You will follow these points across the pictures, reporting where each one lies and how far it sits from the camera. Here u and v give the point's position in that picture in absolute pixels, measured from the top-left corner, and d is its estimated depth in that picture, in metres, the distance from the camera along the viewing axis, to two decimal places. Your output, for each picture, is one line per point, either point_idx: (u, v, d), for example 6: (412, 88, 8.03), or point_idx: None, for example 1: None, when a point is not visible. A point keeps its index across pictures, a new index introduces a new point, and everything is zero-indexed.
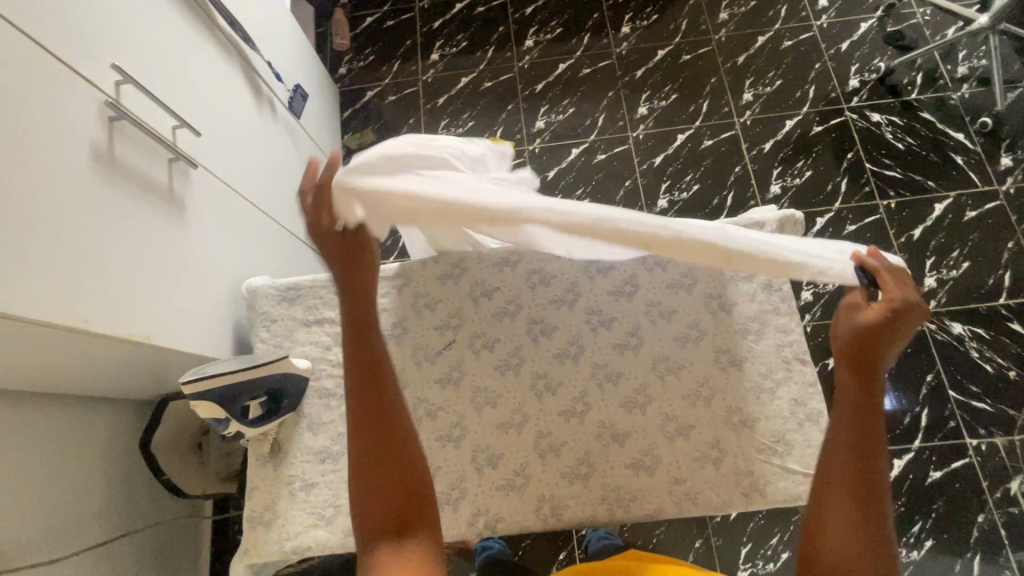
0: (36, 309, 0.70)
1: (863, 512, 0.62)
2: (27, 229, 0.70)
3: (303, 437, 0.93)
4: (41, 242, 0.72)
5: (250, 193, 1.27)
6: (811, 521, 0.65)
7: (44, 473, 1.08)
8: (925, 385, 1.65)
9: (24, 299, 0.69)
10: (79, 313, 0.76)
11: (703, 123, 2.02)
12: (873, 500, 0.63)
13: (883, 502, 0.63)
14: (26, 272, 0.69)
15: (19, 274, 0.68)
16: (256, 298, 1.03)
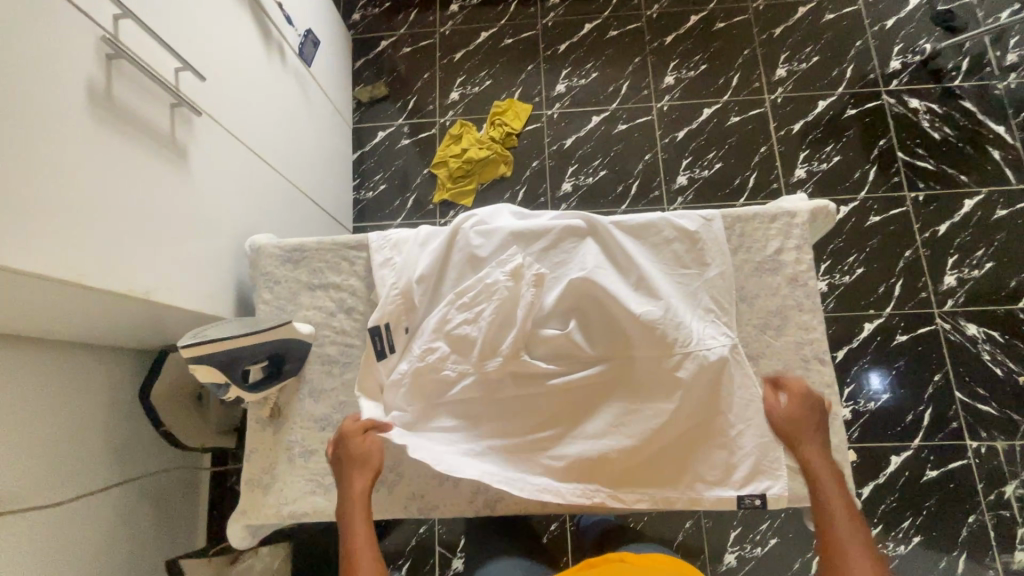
0: (31, 260, 0.66)
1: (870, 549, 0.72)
2: (15, 174, 0.66)
3: (304, 403, 0.91)
4: (31, 188, 0.68)
5: (255, 144, 1.22)
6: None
7: (45, 419, 1.07)
8: (931, 384, 1.64)
9: (17, 249, 0.65)
10: (76, 266, 0.73)
11: (732, 97, 1.92)
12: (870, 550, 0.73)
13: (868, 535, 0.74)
14: (17, 219, 0.65)
15: (10, 221, 0.64)
16: (260, 257, 0.99)
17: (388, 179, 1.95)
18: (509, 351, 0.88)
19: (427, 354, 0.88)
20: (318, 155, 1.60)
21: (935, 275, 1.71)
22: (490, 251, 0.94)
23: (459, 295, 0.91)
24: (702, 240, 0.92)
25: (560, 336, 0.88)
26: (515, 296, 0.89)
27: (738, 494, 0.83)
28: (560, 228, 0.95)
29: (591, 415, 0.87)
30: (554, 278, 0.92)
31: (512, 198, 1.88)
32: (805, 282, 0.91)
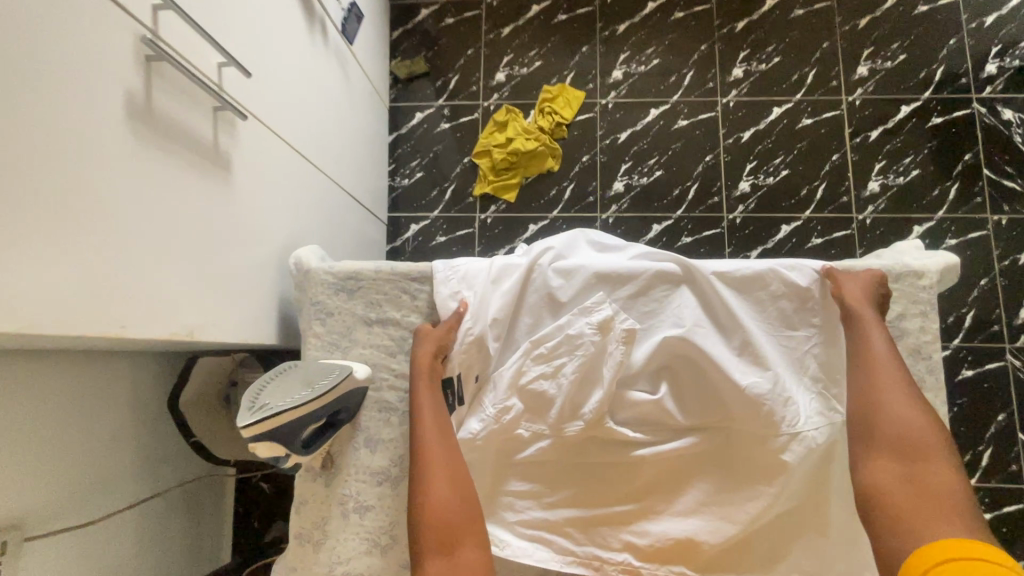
0: (69, 321, 0.56)
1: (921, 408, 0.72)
2: (49, 220, 0.54)
3: (358, 454, 0.83)
4: (67, 235, 0.56)
5: (300, 142, 1.09)
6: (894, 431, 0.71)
7: (78, 434, 1.01)
8: (993, 424, 1.55)
9: (53, 312, 0.55)
10: (118, 318, 0.63)
11: (805, 97, 1.75)
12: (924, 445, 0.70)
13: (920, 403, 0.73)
14: (53, 275, 0.55)
15: (46, 278, 0.54)
16: (309, 282, 0.89)
17: (425, 166, 1.81)
18: (593, 415, 0.80)
19: (501, 415, 0.81)
20: (357, 143, 1.47)
21: (1010, 308, 1.60)
22: (573, 294, 0.85)
23: (536, 345, 0.82)
24: (815, 297, 0.83)
25: (651, 402, 0.80)
26: (601, 352, 0.81)
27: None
28: (653, 274, 0.85)
29: (680, 488, 0.80)
30: (645, 332, 0.84)
31: (558, 195, 1.75)
32: (929, 354, 0.80)
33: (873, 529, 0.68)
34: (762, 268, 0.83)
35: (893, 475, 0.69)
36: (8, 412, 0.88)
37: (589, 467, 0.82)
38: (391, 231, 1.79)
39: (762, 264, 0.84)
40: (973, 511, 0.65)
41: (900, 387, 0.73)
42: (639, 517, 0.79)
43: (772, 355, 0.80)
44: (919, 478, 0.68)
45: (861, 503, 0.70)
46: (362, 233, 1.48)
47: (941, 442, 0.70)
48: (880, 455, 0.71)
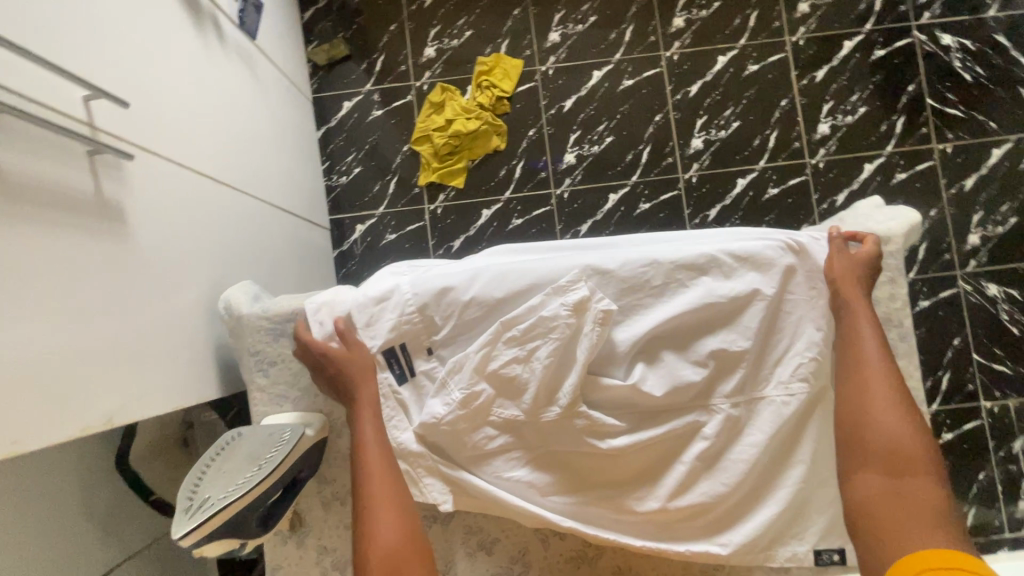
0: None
1: (906, 414, 0.71)
2: None
3: (328, 508, 0.78)
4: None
5: (208, 165, 0.96)
6: (881, 440, 0.71)
7: (33, 521, 0.90)
8: (950, 349, 1.61)
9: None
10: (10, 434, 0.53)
11: (748, 41, 1.68)
12: (908, 455, 0.69)
13: (906, 408, 0.72)
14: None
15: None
16: (243, 327, 0.81)
17: (363, 159, 1.68)
18: (568, 401, 0.76)
19: (471, 400, 0.77)
20: (280, 149, 1.33)
21: (959, 235, 1.63)
22: (524, 268, 0.79)
23: (507, 327, 0.77)
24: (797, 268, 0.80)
25: (624, 386, 0.77)
26: (575, 334, 0.77)
27: (816, 549, 0.78)
28: (625, 260, 0.79)
29: (658, 470, 0.77)
30: (626, 317, 0.79)
31: (508, 176, 1.66)
32: (899, 322, 0.80)
33: (860, 539, 0.69)
34: (749, 249, 0.79)
35: (878, 488, 0.69)
36: None
37: (573, 467, 0.78)
38: (336, 235, 1.67)
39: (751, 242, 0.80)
40: (951, 523, 0.66)
41: (886, 392, 0.72)
42: (619, 506, 0.76)
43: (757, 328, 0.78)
44: (903, 491, 0.68)
45: (846, 512, 0.71)
46: (303, 246, 1.37)
47: (928, 454, 0.70)
48: (867, 465, 0.71)
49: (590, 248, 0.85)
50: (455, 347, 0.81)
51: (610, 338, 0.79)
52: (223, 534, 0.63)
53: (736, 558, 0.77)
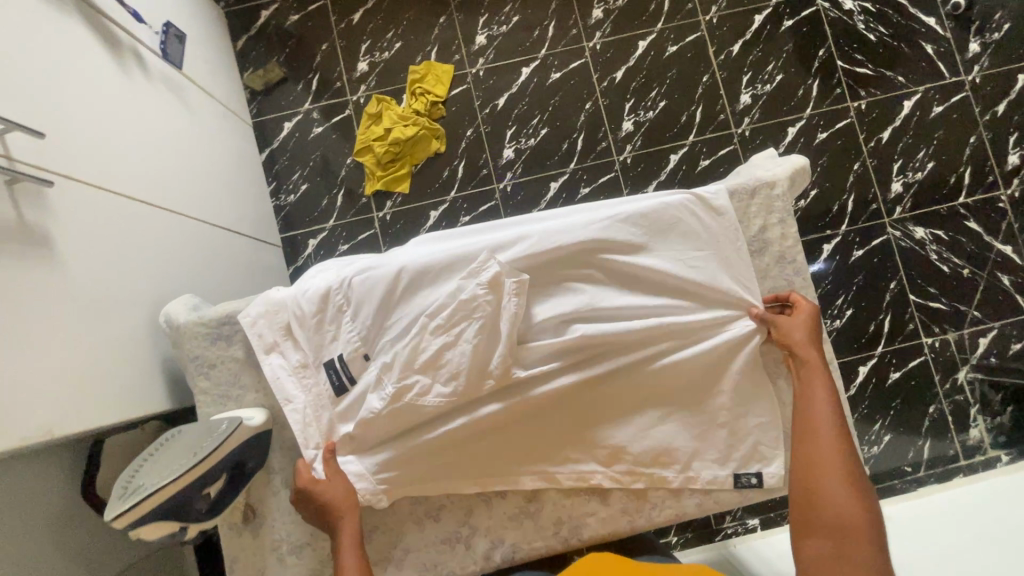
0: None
1: (851, 481, 0.75)
2: None
3: (280, 496, 0.82)
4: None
5: (137, 189, 1.00)
6: (826, 504, 0.74)
7: None
8: (888, 293, 1.70)
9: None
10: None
11: (666, 25, 1.77)
12: (852, 520, 0.72)
13: (854, 475, 0.75)
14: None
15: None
16: (181, 337, 0.84)
17: (309, 176, 1.72)
18: (496, 374, 0.81)
19: (403, 394, 0.80)
20: (218, 171, 1.36)
21: (882, 185, 1.73)
22: (446, 254, 0.84)
23: (433, 316, 0.81)
24: (698, 217, 0.85)
25: (542, 348, 0.82)
26: (498, 312, 0.81)
27: (736, 474, 0.84)
28: (537, 234, 0.84)
29: (583, 419, 0.84)
30: (543, 290, 0.85)
31: (451, 176, 1.72)
32: (793, 258, 0.86)
33: None
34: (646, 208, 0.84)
35: (825, 552, 0.72)
36: None
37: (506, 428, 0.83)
38: (290, 252, 1.71)
39: (650, 203, 0.86)
40: None
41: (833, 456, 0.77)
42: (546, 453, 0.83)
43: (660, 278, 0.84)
44: (846, 556, 0.71)
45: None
46: (252, 264, 1.40)
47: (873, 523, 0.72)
48: (815, 531, 0.74)
49: (506, 227, 0.89)
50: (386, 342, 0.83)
51: (531, 312, 0.84)
52: (163, 519, 0.67)
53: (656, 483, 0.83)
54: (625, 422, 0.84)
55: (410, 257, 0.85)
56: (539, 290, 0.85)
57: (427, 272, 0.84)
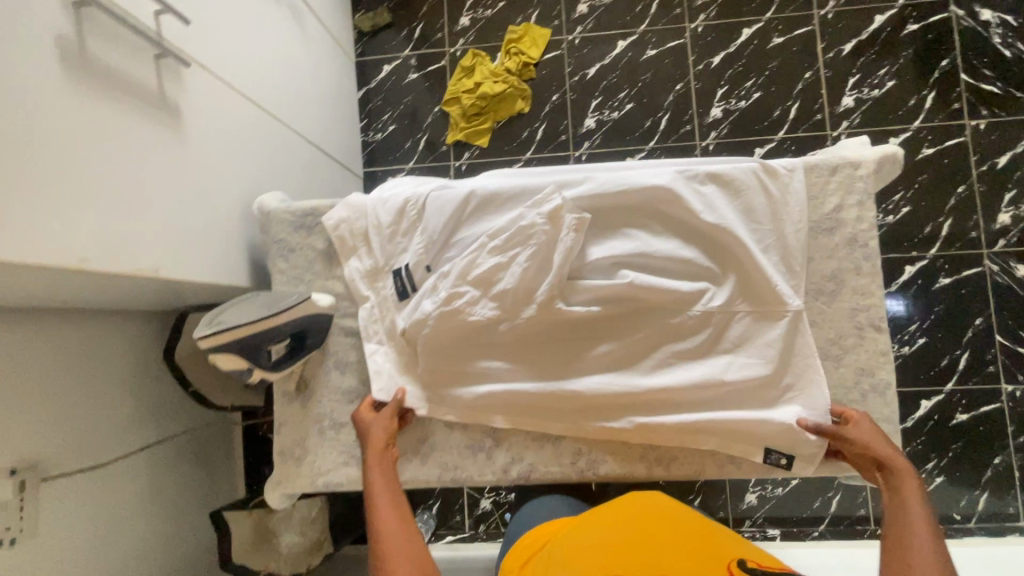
0: (17, 246, 0.60)
1: None
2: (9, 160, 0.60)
3: (329, 376, 0.90)
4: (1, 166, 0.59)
5: (253, 92, 1.11)
6: None
7: (80, 389, 1.12)
8: (970, 328, 1.57)
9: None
10: (74, 251, 0.67)
11: (775, 15, 1.70)
12: None
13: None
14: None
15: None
16: (270, 222, 0.94)
17: (397, 118, 1.82)
18: (544, 298, 0.84)
19: (454, 298, 0.85)
20: (320, 96, 1.47)
21: (988, 213, 1.59)
22: (514, 183, 0.89)
23: (492, 237, 0.86)
24: (766, 184, 0.84)
25: (592, 286, 0.84)
26: (554, 240, 0.85)
27: (765, 450, 0.83)
28: (603, 176, 0.87)
29: (619, 364, 0.85)
30: (601, 232, 0.87)
31: (530, 137, 1.76)
32: (865, 242, 0.83)
33: None
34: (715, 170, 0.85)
35: None
36: (27, 367, 1.02)
37: (542, 358, 0.87)
38: (369, 186, 1.81)
39: (719, 166, 0.87)
40: None
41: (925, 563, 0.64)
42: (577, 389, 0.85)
43: (721, 239, 0.83)
44: None
45: None
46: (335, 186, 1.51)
47: None
48: None
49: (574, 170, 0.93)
50: (447, 253, 0.89)
51: (585, 250, 0.86)
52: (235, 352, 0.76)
53: (684, 441, 0.83)
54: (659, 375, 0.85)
55: (481, 181, 0.90)
56: (597, 232, 0.87)
57: (494, 196, 0.89)
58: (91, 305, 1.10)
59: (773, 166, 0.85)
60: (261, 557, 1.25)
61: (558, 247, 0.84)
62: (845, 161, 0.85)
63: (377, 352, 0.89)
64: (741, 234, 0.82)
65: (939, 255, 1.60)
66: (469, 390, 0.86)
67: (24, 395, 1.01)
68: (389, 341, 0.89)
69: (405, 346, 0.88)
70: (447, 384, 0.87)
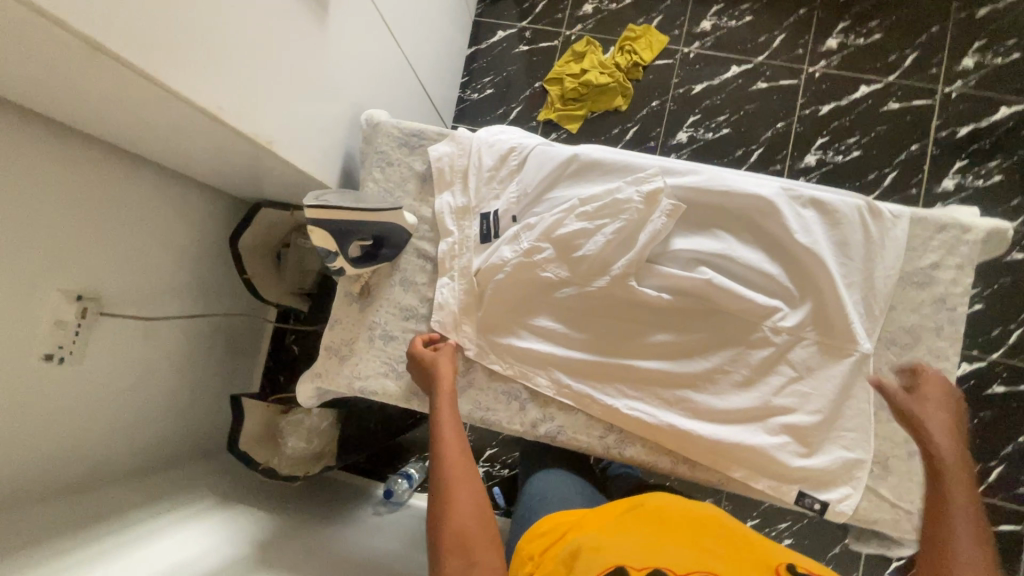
0: (161, 70, 0.66)
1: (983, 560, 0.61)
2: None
3: (392, 289, 0.92)
4: None
5: (389, 14, 1.15)
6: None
7: (153, 243, 1.19)
8: (1012, 443, 1.51)
9: (149, 54, 0.64)
10: (205, 94, 0.72)
11: (897, 80, 1.67)
12: None
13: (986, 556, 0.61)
14: (154, 24, 0.64)
15: (154, 24, 0.63)
16: (376, 133, 0.97)
17: (496, 84, 1.85)
18: (619, 272, 0.85)
19: (534, 252, 0.87)
20: (438, 41, 1.52)
21: None
22: (618, 157, 0.90)
23: (584, 203, 0.87)
24: (865, 222, 0.83)
25: (669, 275, 0.84)
26: (643, 220, 0.85)
27: (801, 492, 0.81)
28: (707, 172, 0.87)
29: (672, 357, 0.86)
30: (689, 227, 0.87)
31: (620, 135, 1.76)
32: (953, 306, 0.82)
33: None
34: (818, 196, 0.85)
35: None
36: (118, 206, 1.09)
37: (599, 332, 0.88)
38: None
39: (825, 194, 0.86)
40: None
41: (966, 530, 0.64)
42: (626, 371, 0.85)
43: (806, 263, 0.83)
44: None
45: None
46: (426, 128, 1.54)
47: None
48: None
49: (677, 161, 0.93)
50: (536, 209, 0.91)
51: (670, 239, 0.87)
52: (328, 234, 0.82)
53: (718, 455, 0.82)
54: (709, 379, 0.84)
55: (587, 147, 0.91)
56: (687, 226, 0.87)
57: (596, 165, 0.90)
58: (184, 170, 1.17)
59: (878, 206, 0.84)
60: (265, 452, 1.30)
61: (645, 228, 0.85)
62: (955, 221, 0.83)
63: (446, 285, 0.90)
64: (829, 262, 0.82)
65: (1000, 361, 1.54)
66: (525, 345, 0.87)
67: (108, 229, 1.08)
68: (456, 275, 0.90)
69: (470, 284, 0.90)
70: (501, 331, 0.89)
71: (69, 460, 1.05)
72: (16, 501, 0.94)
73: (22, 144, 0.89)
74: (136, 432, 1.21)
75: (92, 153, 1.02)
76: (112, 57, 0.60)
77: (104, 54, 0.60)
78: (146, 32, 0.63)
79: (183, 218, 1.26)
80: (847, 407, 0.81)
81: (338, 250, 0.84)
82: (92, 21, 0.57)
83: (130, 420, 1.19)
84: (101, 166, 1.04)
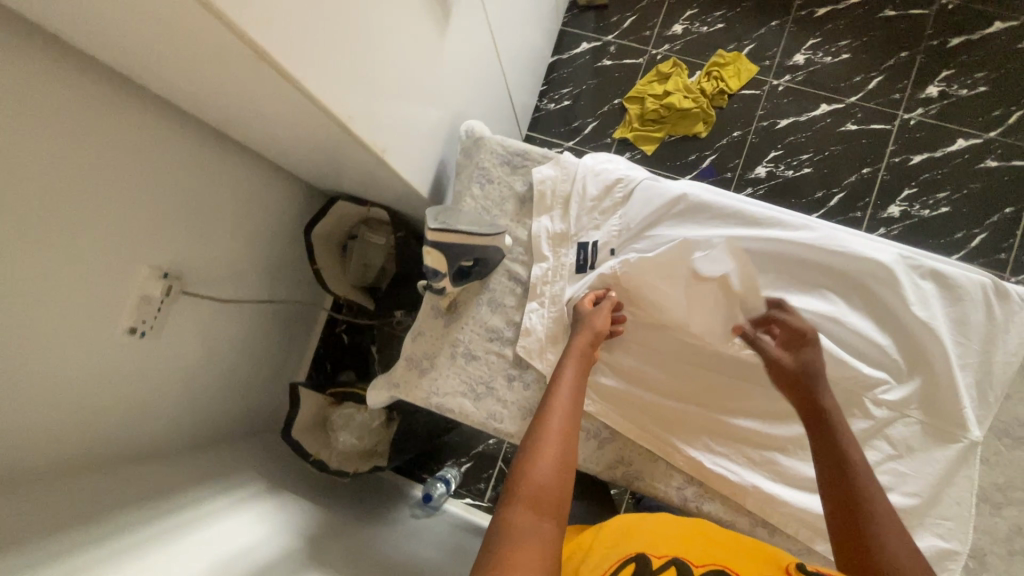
0: (305, 76, 0.69)
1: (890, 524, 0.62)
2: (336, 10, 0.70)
3: (479, 309, 0.92)
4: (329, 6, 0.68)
5: (495, 24, 1.14)
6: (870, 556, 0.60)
7: (236, 226, 1.22)
8: None
9: (300, 63, 0.67)
10: (333, 98, 0.74)
11: (998, 137, 1.59)
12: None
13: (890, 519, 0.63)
14: (309, 35, 0.67)
15: (309, 35, 0.67)
16: (478, 149, 0.96)
17: (574, 96, 1.82)
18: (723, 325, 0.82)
19: (631, 291, 0.87)
20: (528, 51, 1.50)
21: None
22: (728, 202, 0.87)
23: None
24: (988, 302, 0.80)
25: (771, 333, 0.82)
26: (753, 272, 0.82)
27: None
28: (825, 230, 0.83)
29: (763, 416, 0.83)
30: (796, 286, 0.84)
31: (696, 162, 1.72)
32: None
33: None
34: (942, 269, 0.81)
35: None
36: (213, 187, 1.12)
37: (687, 379, 0.86)
38: None
39: (949, 268, 0.82)
40: None
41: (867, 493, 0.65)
42: (713, 423, 0.84)
43: (919, 339, 0.79)
44: None
45: None
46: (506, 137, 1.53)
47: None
48: None
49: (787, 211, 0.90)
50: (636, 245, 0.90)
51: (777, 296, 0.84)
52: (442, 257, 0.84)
53: (803, 528, 0.79)
54: (801, 444, 0.82)
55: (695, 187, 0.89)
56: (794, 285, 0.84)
57: (705, 208, 0.87)
58: (275, 159, 1.19)
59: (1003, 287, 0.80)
60: (317, 444, 1.30)
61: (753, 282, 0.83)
62: None
63: (535, 311, 0.90)
64: (945, 341, 0.78)
65: None
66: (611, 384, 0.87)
67: (200, 209, 1.11)
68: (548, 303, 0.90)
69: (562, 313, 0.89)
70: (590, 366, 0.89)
71: (141, 428, 1.08)
72: (87, 464, 0.96)
73: (131, 118, 0.91)
74: (197, 407, 1.24)
75: (195, 135, 1.05)
76: (272, 65, 0.64)
77: (265, 61, 0.64)
78: (301, 42, 0.66)
79: (266, 204, 1.29)
80: (945, 495, 0.78)
81: (447, 272, 0.86)
82: (261, 30, 0.61)
83: (195, 394, 1.23)
84: (199, 146, 1.06)
